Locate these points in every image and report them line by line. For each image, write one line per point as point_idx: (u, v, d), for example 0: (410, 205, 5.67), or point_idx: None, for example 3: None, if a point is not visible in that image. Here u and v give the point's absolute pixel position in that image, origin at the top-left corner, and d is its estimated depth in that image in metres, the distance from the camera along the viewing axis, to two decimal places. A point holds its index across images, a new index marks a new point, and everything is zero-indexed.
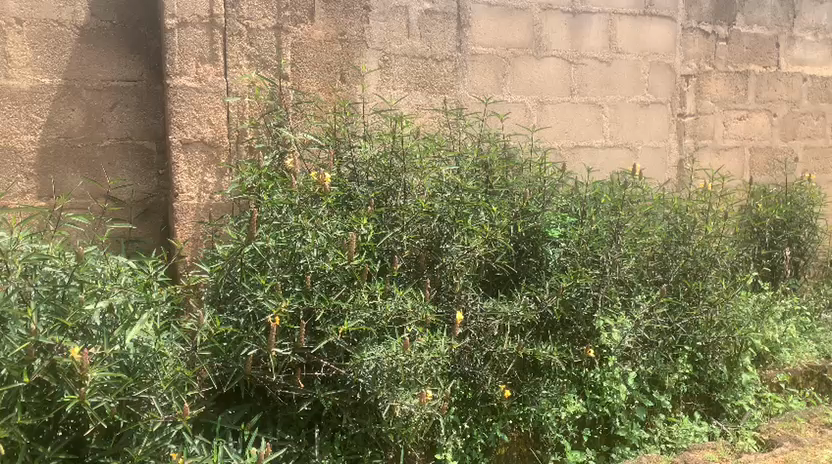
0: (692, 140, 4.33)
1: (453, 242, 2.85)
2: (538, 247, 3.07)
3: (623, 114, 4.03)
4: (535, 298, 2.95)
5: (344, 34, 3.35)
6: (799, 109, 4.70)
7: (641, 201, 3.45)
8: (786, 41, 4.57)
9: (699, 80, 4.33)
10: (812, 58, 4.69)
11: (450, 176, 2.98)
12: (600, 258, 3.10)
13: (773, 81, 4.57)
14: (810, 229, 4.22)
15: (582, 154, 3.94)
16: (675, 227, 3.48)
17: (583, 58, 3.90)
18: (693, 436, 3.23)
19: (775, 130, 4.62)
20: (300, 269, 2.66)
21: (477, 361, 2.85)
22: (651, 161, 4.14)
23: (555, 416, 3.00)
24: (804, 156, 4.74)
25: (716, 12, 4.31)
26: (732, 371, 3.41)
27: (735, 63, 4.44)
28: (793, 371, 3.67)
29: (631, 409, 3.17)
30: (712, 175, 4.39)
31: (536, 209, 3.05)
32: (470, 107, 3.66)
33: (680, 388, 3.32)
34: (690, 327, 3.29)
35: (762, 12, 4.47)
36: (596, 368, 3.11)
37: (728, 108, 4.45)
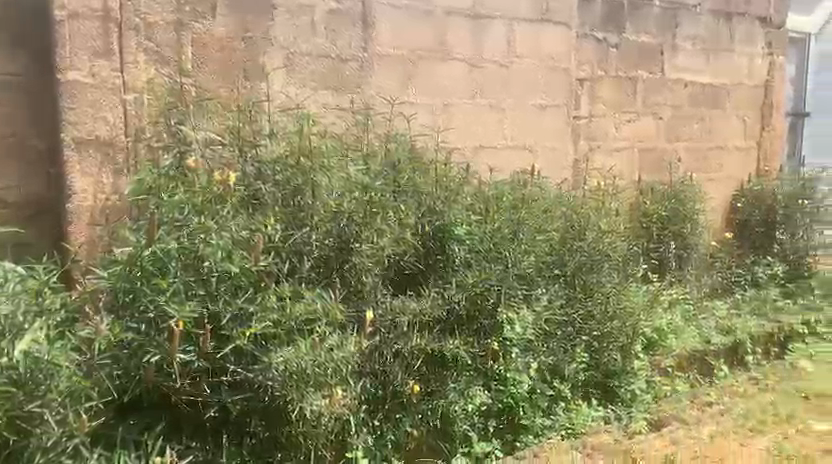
0: (586, 142, 4.59)
1: (362, 241, 2.86)
2: (444, 245, 3.09)
3: (522, 116, 4.18)
4: (442, 295, 3.01)
5: (247, 31, 3.28)
6: (681, 113, 5.04)
7: (539, 201, 3.62)
8: (669, 50, 4.89)
9: (592, 84, 4.57)
10: (693, 65, 5.04)
11: (358, 175, 2.97)
12: (502, 254, 3.20)
13: (659, 87, 4.89)
14: (692, 225, 4.59)
15: (486, 155, 4.07)
16: (573, 225, 3.63)
17: (485, 62, 4.02)
18: (590, 420, 3.43)
19: (661, 132, 4.95)
20: (203, 272, 2.57)
21: (386, 358, 2.90)
22: (550, 160, 4.33)
23: (463, 408, 3.09)
24: (686, 157, 5.10)
25: (607, 20, 4.57)
26: (625, 359, 3.62)
27: (625, 69, 4.71)
28: (679, 356, 3.94)
29: (534, 398, 3.31)
30: (604, 174, 4.66)
31: (442, 208, 3.13)
32: (377, 108, 3.67)
33: (578, 377, 3.48)
34: (586, 318, 3.47)
35: (649, 21, 4.76)
36: (499, 361, 3.18)
37: (619, 111, 4.72)
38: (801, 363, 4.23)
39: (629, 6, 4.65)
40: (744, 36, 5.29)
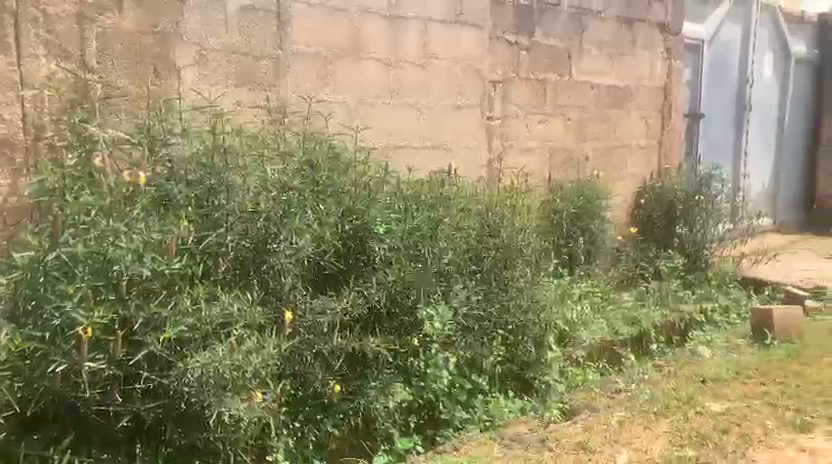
0: (500, 141, 4.69)
1: (280, 242, 2.82)
2: (364, 243, 3.07)
3: (438, 116, 4.25)
4: (362, 294, 3.03)
5: (156, 26, 3.17)
6: (588, 114, 5.26)
7: (454, 201, 3.69)
8: (576, 53, 5.10)
9: (505, 85, 4.69)
10: (598, 68, 5.27)
11: (275, 176, 2.95)
12: (421, 251, 3.23)
13: (567, 88, 5.08)
14: (599, 221, 4.80)
15: (403, 154, 4.11)
16: (485, 223, 3.72)
17: (401, 62, 4.05)
18: (507, 412, 3.54)
19: (569, 132, 5.15)
20: (113, 276, 2.45)
21: (307, 360, 2.90)
22: (465, 159, 4.44)
23: (384, 406, 3.08)
24: (593, 156, 5.34)
25: (518, 23, 4.70)
26: (540, 350, 3.72)
27: (535, 71, 4.86)
28: (588, 347, 4.11)
29: (453, 393, 3.39)
30: (517, 173, 4.80)
31: (362, 207, 3.11)
32: (293, 106, 3.63)
33: (495, 370, 3.62)
34: (502, 312, 3.55)
35: (557, 25, 4.94)
36: (420, 356, 3.26)
37: (530, 112, 4.87)
38: (700, 349, 4.39)
39: (538, 11, 4.81)
40: (645, 42, 5.57)
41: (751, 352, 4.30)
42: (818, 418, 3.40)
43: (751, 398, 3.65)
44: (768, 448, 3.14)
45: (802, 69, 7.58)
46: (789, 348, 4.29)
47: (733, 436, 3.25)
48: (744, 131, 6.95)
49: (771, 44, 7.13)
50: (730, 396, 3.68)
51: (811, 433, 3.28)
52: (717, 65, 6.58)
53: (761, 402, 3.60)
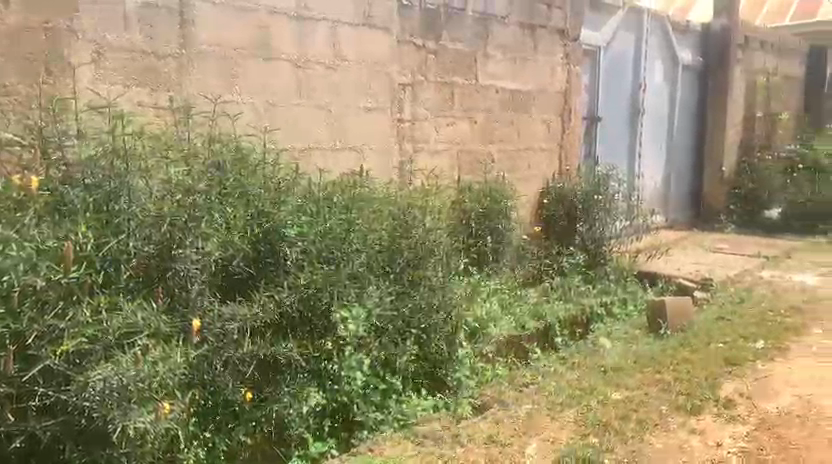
0: (410, 143, 4.74)
1: (186, 247, 2.72)
2: (275, 246, 3.03)
3: (348, 118, 4.24)
4: (274, 298, 2.98)
5: (48, 22, 3.01)
6: (494, 117, 5.41)
7: (367, 203, 3.71)
8: (482, 57, 5.23)
9: (414, 88, 4.73)
10: (503, 73, 5.42)
11: (179, 178, 2.86)
12: (334, 253, 3.22)
13: (473, 92, 5.20)
14: (506, 219, 4.95)
15: (314, 156, 4.08)
16: (400, 222, 3.76)
17: (310, 63, 4.01)
18: (421, 410, 3.58)
19: (476, 135, 5.28)
20: (3, 287, 2.32)
21: (216, 368, 2.82)
22: (377, 161, 4.46)
23: (297, 411, 3.06)
24: (499, 158, 5.50)
25: (425, 27, 4.76)
26: (451, 347, 3.78)
27: (442, 75, 4.94)
28: (497, 342, 4.21)
29: (367, 394, 3.41)
30: (427, 174, 4.87)
31: (272, 209, 3.07)
32: (198, 107, 3.52)
33: (408, 369, 3.62)
34: (415, 311, 3.58)
35: (463, 30, 5.04)
36: (335, 359, 3.22)
37: (439, 114, 4.95)
38: (601, 340, 4.62)
39: (444, 15, 4.89)
40: (546, 47, 5.79)
41: (647, 342, 4.58)
42: (707, 400, 3.67)
43: (648, 385, 3.89)
44: (663, 432, 3.36)
45: (688, 75, 8.10)
46: (681, 336, 4.59)
47: (632, 421, 3.45)
48: (637, 132, 7.35)
49: (661, 52, 7.57)
50: (629, 384, 3.90)
51: (701, 416, 3.53)
52: (612, 70, 6.91)
53: (656, 389, 3.84)
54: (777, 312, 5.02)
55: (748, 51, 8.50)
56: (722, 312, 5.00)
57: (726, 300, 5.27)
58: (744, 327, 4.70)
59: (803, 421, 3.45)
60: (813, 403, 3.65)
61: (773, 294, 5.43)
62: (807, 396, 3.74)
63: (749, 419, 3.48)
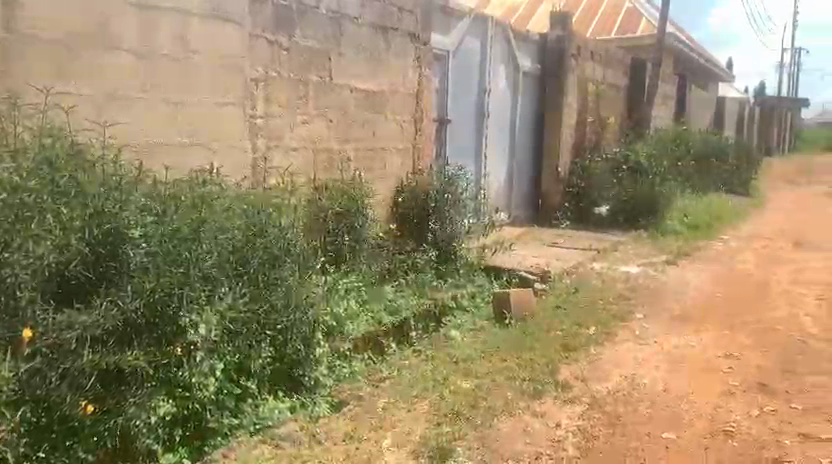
0: (264, 140, 4.63)
1: (13, 251, 2.61)
2: (116, 249, 2.86)
3: (197, 113, 4.08)
4: (116, 304, 2.81)
5: None
6: (349, 115, 5.44)
7: (218, 200, 3.59)
8: (335, 56, 5.23)
9: (267, 84, 4.63)
10: (356, 72, 5.46)
11: (4, 175, 2.71)
12: (183, 255, 3.08)
13: (328, 90, 5.18)
14: (363, 218, 5.01)
15: (161, 152, 3.88)
16: (252, 221, 3.65)
17: (156, 54, 3.80)
18: (277, 412, 3.51)
19: (331, 132, 5.26)
20: None
21: (52, 381, 2.64)
22: (229, 159, 4.33)
23: (145, 422, 2.89)
24: (355, 156, 5.55)
25: (277, 23, 4.66)
26: (308, 348, 3.74)
27: (297, 72, 4.87)
28: (354, 340, 4.26)
29: (220, 399, 3.29)
30: (283, 172, 4.80)
31: (112, 210, 2.88)
32: (27, 98, 3.23)
33: (264, 371, 3.57)
34: (270, 312, 3.53)
35: (316, 28, 5.01)
36: (185, 366, 3.05)
37: (293, 111, 4.87)
38: (452, 333, 4.82)
39: (297, 12, 4.83)
40: (398, 50, 5.92)
41: (494, 332, 4.85)
42: (547, 384, 3.97)
43: (496, 373, 4.13)
44: (509, 416, 3.59)
45: (529, 81, 8.65)
46: (524, 325, 4.91)
47: (481, 408, 3.64)
48: (483, 134, 7.74)
49: (504, 58, 8.02)
50: (479, 373, 4.12)
51: (542, 398, 3.81)
52: (460, 74, 7.20)
53: (504, 376, 4.08)
54: (606, 301, 5.53)
55: (581, 62, 9.23)
56: (559, 302, 5.43)
57: (563, 290, 5.72)
58: (579, 315, 5.13)
59: (628, 398, 3.84)
60: (637, 380, 4.07)
61: (602, 284, 5.97)
62: (631, 375, 4.16)
63: (584, 400, 3.80)
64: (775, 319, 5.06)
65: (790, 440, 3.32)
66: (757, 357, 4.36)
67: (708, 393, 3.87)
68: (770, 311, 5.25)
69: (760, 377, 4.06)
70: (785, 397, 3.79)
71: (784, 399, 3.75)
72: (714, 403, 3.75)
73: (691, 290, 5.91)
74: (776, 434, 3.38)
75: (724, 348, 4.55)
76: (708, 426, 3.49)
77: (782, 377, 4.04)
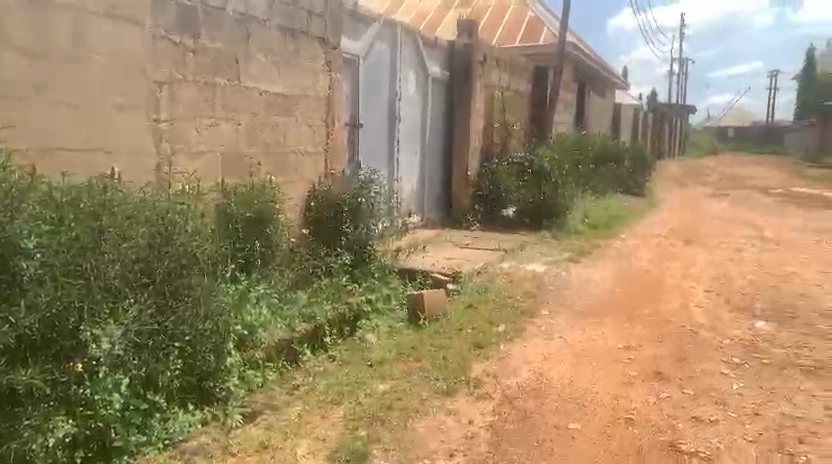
0: (168, 144, 4.49)
1: None
2: (7, 261, 2.79)
3: (96, 116, 3.91)
4: (9, 321, 2.74)
5: None
6: (258, 119, 5.36)
7: (120, 207, 3.47)
8: (243, 59, 5.14)
9: (171, 87, 4.49)
10: (265, 75, 5.39)
11: None
12: (82, 266, 3.02)
13: (236, 93, 5.09)
14: (275, 224, 4.97)
15: (56, 157, 3.71)
16: (158, 231, 3.50)
17: (50, 54, 3.62)
18: (187, 426, 3.40)
19: (240, 136, 5.18)
20: None
21: None
22: (130, 163, 4.18)
23: (42, 445, 2.77)
24: (264, 160, 5.47)
25: (182, 24, 4.54)
26: (219, 358, 3.65)
27: (203, 75, 4.76)
28: (268, 348, 4.21)
29: (126, 416, 3.15)
30: (189, 177, 4.68)
31: (4, 220, 2.77)
32: None
33: (173, 384, 3.45)
34: (179, 323, 3.43)
35: (222, 30, 4.91)
36: (86, 383, 2.96)
37: (199, 115, 4.75)
38: (367, 337, 4.83)
39: (202, 14, 4.72)
40: (308, 54, 5.89)
41: (408, 333, 4.90)
42: (460, 382, 4.07)
43: (410, 374, 4.18)
44: (423, 416, 3.66)
45: (437, 87, 8.82)
46: (436, 326, 5.00)
47: (396, 409, 3.69)
48: (394, 139, 7.82)
49: (414, 65, 8.13)
50: (393, 375, 4.16)
51: (455, 396, 3.91)
52: (371, 79, 7.24)
53: (418, 376, 4.15)
54: (515, 299, 5.72)
55: (487, 68, 9.49)
56: (470, 302, 5.57)
57: (474, 290, 5.86)
58: (489, 314, 5.29)
59: (537, 391, 4.00)
60: (544, 375, 4.24)
61: (510, 283, 6.17)
62: (538, 369, 4.33)
63: (495, 396, 3.93)
64: (669, 311, 5.40)
65: (684, 424, 3.56)
66: (653, 347, 4.64)
67: (610, 384, 4.09)
68: (665, 304, 5.60)
69: (656, 366, 4.33)
70: (679, 384, 4.06)
71: (678, 386, 4.02)
72: (615, 393, 3.96)
73: (593, 286, 6.21)
74: (672, 419, 3.62)
75: (624, 340, 4.81)
76: (610, 415, 3.69)
77: (676, 365, 4.33)
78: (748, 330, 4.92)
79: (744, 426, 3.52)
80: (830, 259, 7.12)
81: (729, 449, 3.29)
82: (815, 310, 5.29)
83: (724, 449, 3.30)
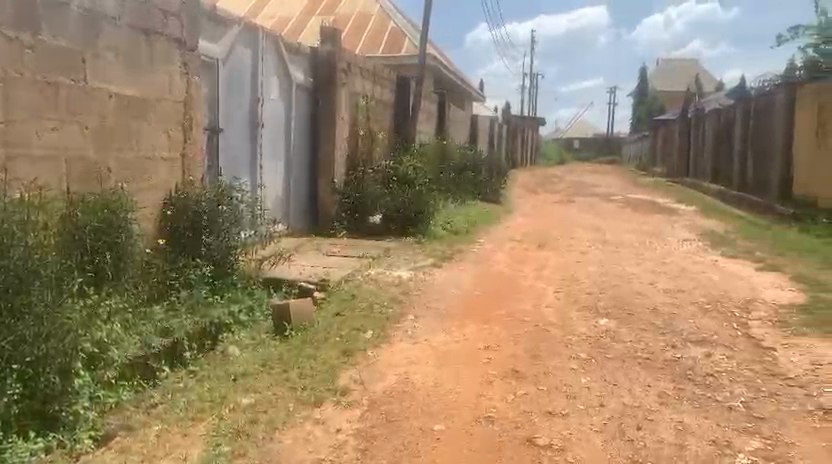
0: (4, 149, 4.13)
1: None
2: None
3: None
4: None
5: None
6: (109, 123, 5.05)
7: None
8: (90, 59, 4.81)
9: (7, 87, 4.12)
10: (116, 76, 5.08)
11: None
12: None
13: (82, 95, 4.76)
14: (127, 233, 4.69)
15: None
16: None
17: None
18: (28, 455, 3.13)
19: (88, 141, 4.85)
20: None
21: None
22: None
23: None
24: (115, 167, 5.16)
25: (18, 18, 4.18)
26: (64, 380, 3.39)
27: (44, 74, 4.40)
28: (121, 366, 3.98)
29: None
30: (28, 185, 4.32)
31: None
32: None
33: (11, 411, 3.20)
34: (17, 345, 3.26)
35: (66, 26, 4.57)
36: None
37: (41, 117, 4.39)
38: (230, 349, 4.68)
39: (42, 8, 4.37)
40: (163, 55, 5.63)
41: (273, 344, 4.80)
42: (327, 391, 4.07)
43: (276, 385, 4.12)
44: (290, 427, 3.62)
45: (301, 93, 8.75)
46: (303, 335, 4.96)
47: (261, 423, 3.62)
48: (257, 145, 7.65)
49: (276, 70, 8.01)
50: (258, 387, 4.07)
51: (322, 406, 3.90)
52: (232, 84, 7.05)
53: (284, 388, 4.09)
54: (381, 305, 5.80)
55: (351, 76, 9.55)
56: (337, 310, 5.57)
57: (340, 297, 5.88)
58: (355, 321, 5.32)
59: (402, 396, 4.09)
60: (410, 378, 4.35)
61: (376, 289, 6.26)
62: (404, 373, 4.43)
63: (361, 402, 3.97)
64: (524, 312, 5.72)
65: (539, 418, 3.79)
66: (511, 347, 4.90)
67: (472, 384, 4.27)
68: (520, 305, 5.93)
69: (514, 364, 4.58)
70: (534, 380, 4.32)
71: (534, 383, 4.28)
72: (477, 392, 4.14)
73: (454, 289, 6.44)
74: (528, 414, 3.84)
75: (484, 341, 5.04)
76: (472, 414, 3.85)
77: (532, 362, 4.60)
78: (593, 327, 5.33)
79: (591, 417, 3.81)
80: (660, 259, 7.89)
81: (579, 439, 3.55)
82: (649, 306, 5.82)
83: (575, 440, 3.55)
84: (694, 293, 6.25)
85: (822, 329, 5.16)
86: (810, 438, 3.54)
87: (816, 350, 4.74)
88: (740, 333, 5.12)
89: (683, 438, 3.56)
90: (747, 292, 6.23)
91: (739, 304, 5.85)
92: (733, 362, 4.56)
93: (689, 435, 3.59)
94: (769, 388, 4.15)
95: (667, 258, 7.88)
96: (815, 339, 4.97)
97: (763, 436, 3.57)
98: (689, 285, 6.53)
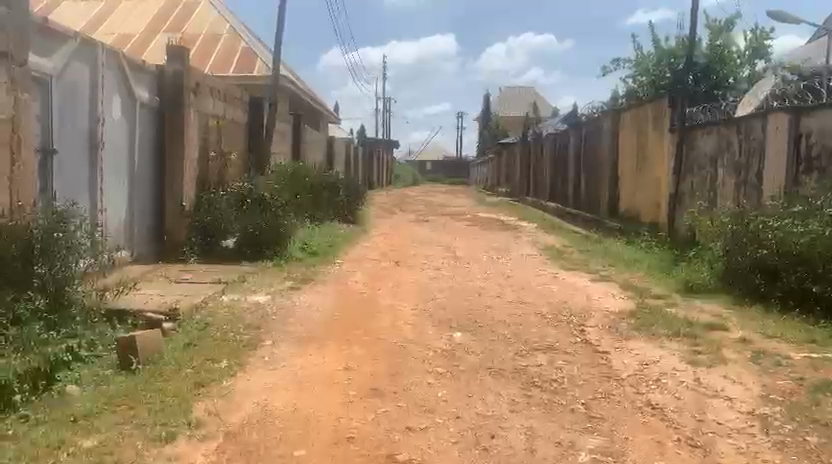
0: None
1: None
2: None
3: None
4: None
5: None
6: None
7: None
8: None
9: None
10: None
11: None
12: None
13: None
14: None
15: None
16: None
17: None
18: None
19: None
20: None
21: None
22: None
23: None
24: None
25: None
26: None
27: None
28: None
29: None
30: None
31: None
32: None
33: None
34: None
35: None
36: None
37: None
38: (68, 388, 4.32)
39: None
40: None
41: (119, 380, 4.50)
42: (179, 425, 3.88)
43: (122, 424, 3.86)
44: None
45: (146, 113, 8.33)
46: (153, 369, 4.69)
47: None
48: (97, 167, 7.17)
49: (117, 88, 7.57)
50: (101, 428, 3.79)
51: (175, 441, 3.71)
52: (68, 102, 6.57)
53: (132, 426, 3.85)
54: (235, 332, 5.64)
55: (200, 96, 9.24)
56: (189, 340, 5.34)
57: (192, 327, 5.63)
58: (210, 351, 5.13)
59: (261, 424, 4.00)
60: (267, 405, 4.26)
61: (231, 316, 6.07)
62: (262, 401, 4.33)
63: (218, 434, 3.83)
64: (382, 330, 5.82)
65: (399, 435, 3.86)
66: (370, 366, 4.96)
67: (333, 406, 4.26)
68: (377, 323, 6.02)
69: (373, 383, 4.63)
70: (393, 398, 4.39)
71: (393, 400, 4.35)
72: (337, 414, 4.14)
73: (313, 311, 6.41)
74: (388, 431, 3.90)
75: (344, 362, 5.05)
76: (333, 436, 3.85)
77: (391, 379, 4.69)
78: (449, 341, 5.53)
79: (449, 428, 3.95)
80: (507, 273, 8.36)
81: (438, 452, 3.67)
82: (498, 319, 6.14)
83: (434, 452, 3.66)
84: (537, 304, 6.68)
85: (646, 331, 5.74)
86: (641, 433, 3.90)
87: (642, 352, 5.24)
88: (579, 339, 5.55)
89: (533, 443, 3.78)
90: (584, 301, 6.76)
91: (577, 313, 6.34)
92: (574, 367, 4.93)
93: (538, 439, 3.82)
94: (605, 389, 4.54)
95: (513, 273, 8.36)
96: (641, 342, 5.50)
97: (601, 433, 3.89)
98: (533, 297, 6.98)
